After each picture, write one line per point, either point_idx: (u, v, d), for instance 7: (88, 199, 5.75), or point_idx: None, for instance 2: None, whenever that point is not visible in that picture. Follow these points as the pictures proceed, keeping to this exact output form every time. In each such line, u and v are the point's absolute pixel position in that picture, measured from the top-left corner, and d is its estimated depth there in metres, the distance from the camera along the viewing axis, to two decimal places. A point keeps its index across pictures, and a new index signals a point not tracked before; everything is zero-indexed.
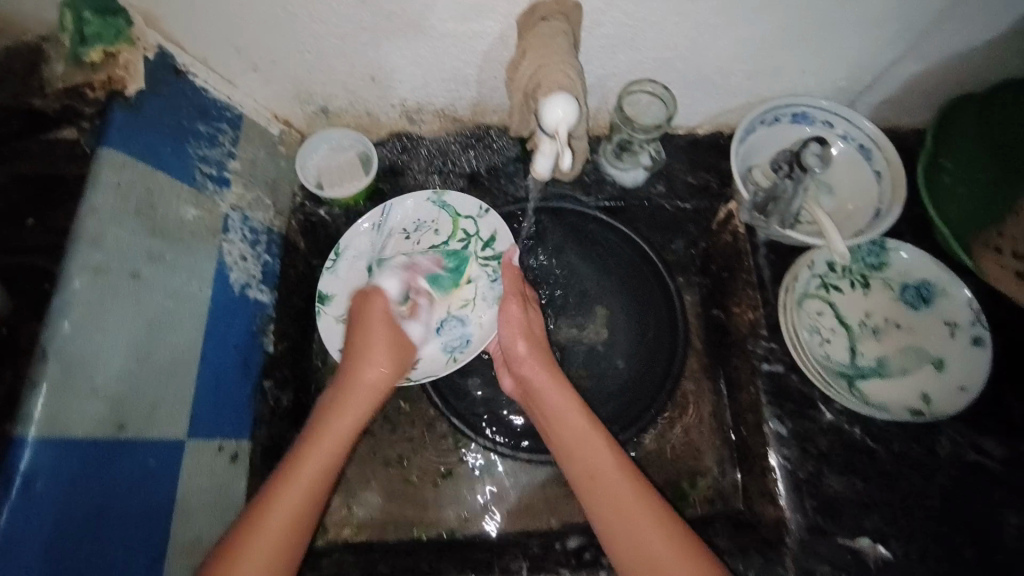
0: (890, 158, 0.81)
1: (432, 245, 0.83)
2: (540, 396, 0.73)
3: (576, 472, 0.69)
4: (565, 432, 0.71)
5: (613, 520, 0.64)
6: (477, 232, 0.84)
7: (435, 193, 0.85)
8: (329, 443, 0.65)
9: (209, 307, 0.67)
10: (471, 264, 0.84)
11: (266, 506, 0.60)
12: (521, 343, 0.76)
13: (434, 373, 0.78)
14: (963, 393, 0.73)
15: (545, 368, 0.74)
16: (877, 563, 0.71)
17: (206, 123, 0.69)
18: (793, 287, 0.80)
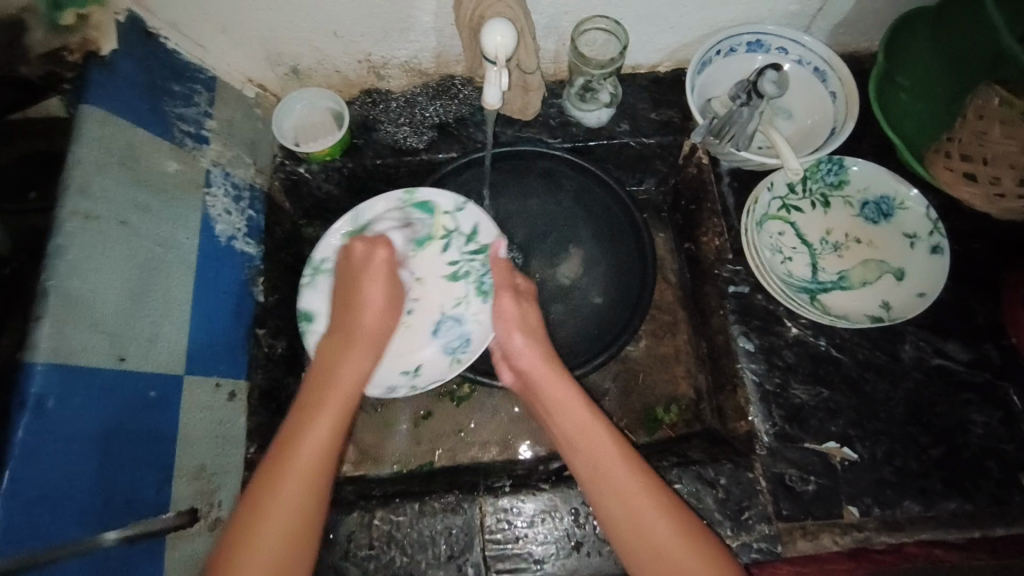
0: (843, 78, 0.84)
1: (415, 249, 0.86)
2: (542, 389, 0.73)
3: (579, 461, 0.68)
4: (566, 423, 0.70)
5: (612, 506, 0.65)
6: (457, 227, 0.86)
7: (403, 193, 0.85)
8: (324, 417, 0.65)
9: (197, 255, 0.73)
10: (458, 261, 0.86)
11: (265, 487, 0.60)
12: (518, 337, 0.75)
13: (440, 378, 0.82)
14: (921, 297, 0.77)
15: (542, 360, 0.74)
16: (842, 464, 0.74)
17: (181, 83, 0.74)
18: (752, 210, 0.82)
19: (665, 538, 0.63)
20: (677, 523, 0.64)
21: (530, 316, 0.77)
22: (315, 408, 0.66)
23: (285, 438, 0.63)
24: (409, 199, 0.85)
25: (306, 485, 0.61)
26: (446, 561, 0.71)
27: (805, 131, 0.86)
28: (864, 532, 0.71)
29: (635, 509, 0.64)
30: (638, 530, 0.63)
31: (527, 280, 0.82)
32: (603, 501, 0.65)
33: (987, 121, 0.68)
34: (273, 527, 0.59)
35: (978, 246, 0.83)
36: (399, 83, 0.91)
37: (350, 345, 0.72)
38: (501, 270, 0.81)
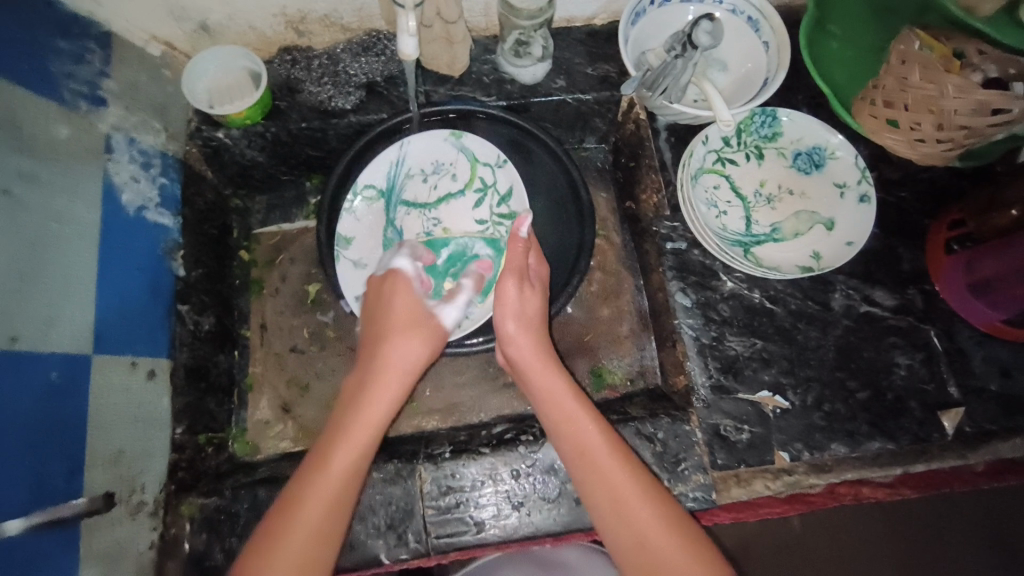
0: (776, 27, 0.83)
1: (449, 194, 0.87)
2: (529, 373, 0.73)
3: (564, 447, 0.68)
4: (552, 410, 0.70)
5: (600, 493, 0.64)
6: (494, 184, 0.87)
7: (451, 133, 0.86)
8: (350, 440, 0.63)
9: (100, 227, 0.68)
10: (485, 219, 0.86)
11: (273, 537, 0.58)
12: (510, 324, 0.73)
13: (439, 338, 0.80)
14: (849, 246, 0.78)
15: (535, 348, 0.74)
16: (774, 412, 0.76)
17: (70, 40, 0.68)
18: (687, 163, 0.81)
19: (630, 496, 0.64)
20: (637, 479, 0.65)
21: (529, 291, 0.75)
22: (342, 435, 0.64)
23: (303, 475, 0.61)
24: (456, 141, 0.86)
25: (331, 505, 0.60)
26: (385, 530, 0.70)
27: (740, 83, 0.86)
28: (795, 476, 0.74)
29: (613, 484, 0.64)
30: (609, 490, 0.64)
31: (539, 262, 0.79)
32: (587, 485, 0.65)
33: (908, 66, 0.70)
34: (293, 540, 0.57)
35: (906, 195, 0.84)
36: (321, 40, 0.85)
37: (375, 386, 0.68)
38: (516, 251, 0.75)
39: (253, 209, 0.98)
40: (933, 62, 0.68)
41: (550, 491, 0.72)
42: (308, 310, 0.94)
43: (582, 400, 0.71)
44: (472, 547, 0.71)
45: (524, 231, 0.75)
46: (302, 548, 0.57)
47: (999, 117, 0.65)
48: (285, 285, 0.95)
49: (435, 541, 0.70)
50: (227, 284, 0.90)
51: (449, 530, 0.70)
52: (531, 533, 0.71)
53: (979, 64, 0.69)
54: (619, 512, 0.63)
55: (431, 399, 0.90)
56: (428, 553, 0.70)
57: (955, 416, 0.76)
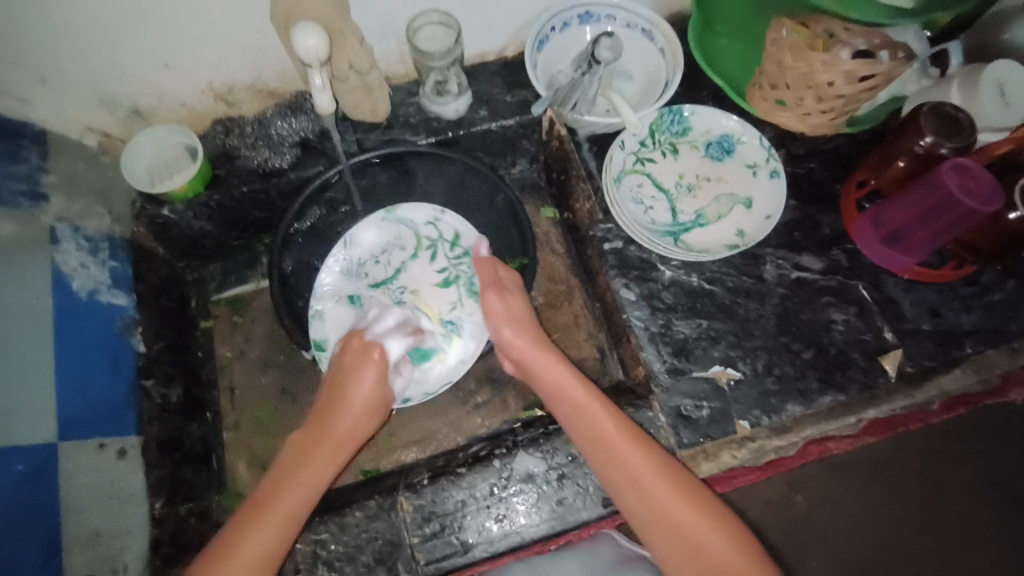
0: (667, 34, 0.90)
1: (403, 264, 0.89)
2: (532, 369, 0.74)
3: (578, 431, 0.68)
4: (561, 400, 0.71)
5: (618, 470, 0.65)
6: (440, 236, 0.90)
7: (385, 211, 0.89)
8: (268, 527, 0.62)
9: (54, 314, 0.70)
10: (446, 267, 0.89)
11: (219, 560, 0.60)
12: (507, 330, 0.76)
13: (449, 377, 0.83)
14: (767, 220, 0.84)
15: (534, 346, 0.75)
16: (729, 384, 0.80)
17: (5, 142, 0.71)
18: (609, 168, 0.87)
19: (649, 476, 0.64)
20: (657, 462, 0.65)
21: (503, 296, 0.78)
22: (262, 517, 0.63)
23: (222, 549, 0.61)
24: (391, 217, 0.90)
25: (283, 531, 0.63)
26: (374, 566, 0.71)
27: (646, 89, 0.93)
28: (757, 441, 0.78)
29: (629, 465, 0.65)
30: (625, 472, 0.65)
31: (510, 272, 0.82)
32: (605, 471, 0.66)
33: (781, 51, 0.77)
34: None
35: (814, 165, 0.90)
36: (250, 107, 0.90)
37: (314, 455, 0.68)
38: (484, 268, 0.80)
39: (208, 277, 1.00)
40: (799, 44, 0.75)
41: (530, 499, 0.74)
42: (275, 366, 0.96)
43: (588, 386, 0.71)
44: (464, 568, 0.72)
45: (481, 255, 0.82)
46: None
47: (867, 83, 0.74)
48: (249, 345, 0.97)
49: (425, 568, 0.71)
50: (191, 353, 0.91)
51: (437, 555, 0.72)
52: (519, 542, 0.72)
53: (846, 39, 0.74)
54: (639, 492, 0.64)
55: (411, 431, 0.92)
56: None
57: (894, 359, 0.81)
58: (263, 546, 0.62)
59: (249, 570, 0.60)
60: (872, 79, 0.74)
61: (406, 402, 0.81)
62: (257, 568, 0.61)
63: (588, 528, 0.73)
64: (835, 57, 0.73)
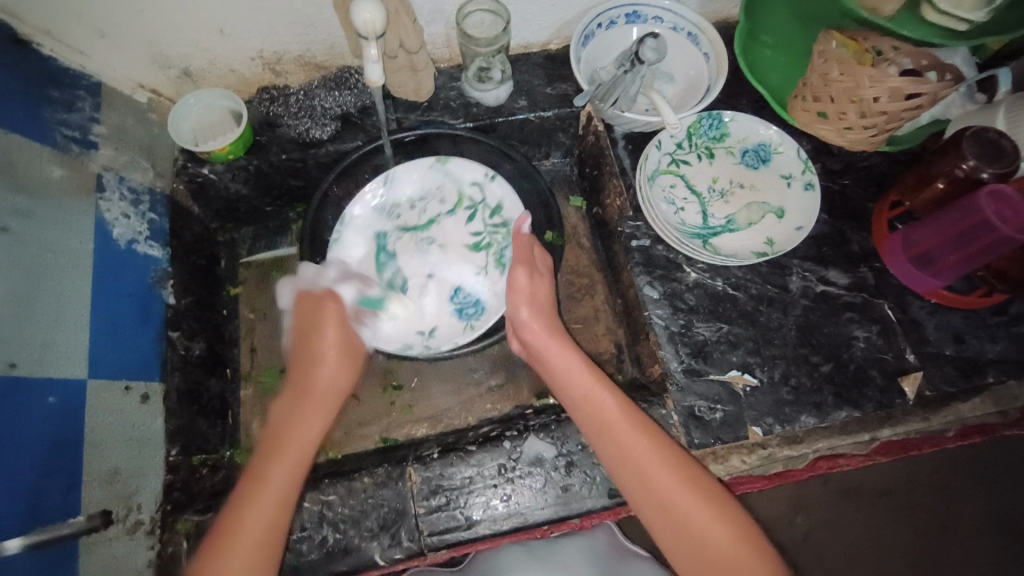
0: (712, 40, 0.90)
1: (438, 216, 0.93)
2: (543, 356, 0.74)
3: (587, 421, 0.69)
4: (570, 388, 0.71)
5: (625, 459, 0.66)
6: (484, 199, 0.94)
7: (436, 159, 0.93)
8: (285, 459, 0.67)
9: (94, 258, 0.72)
10: (481, 231, 0.93)
11: (240, 510, 0.63)
12: (525, 311, 0.74)
13: (453, 341, 0.86)
14: (798, 231, 0.84)
15: (547, 332, 0.74)
16: (744, 390, 0.80)
17: (62, 89, 0.74)
18: (643, 166, 0.87)
19: (656, 468, 0.65)
20: (663, 453, 0.66)
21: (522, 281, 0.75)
22: (274, 458, 0.67)
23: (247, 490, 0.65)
24: (440, 166, 0.93)
25: (296, 466, 0.67)
26: (379, 532, 0.72)
27: (687, 92, 0.93)
28: (768, 449, 0.78)
29: (634, 447, 0.66)
30: (631, 461, 0.65)
31: (543, 254, 0.82)
32: (613, 460, 0.66)
33: (828, 64, 0.78)
34: (235, 553, 0.61)
35: (849, 182, 0.90)
36: (297, 78, 0.91)
37: (306, 404, 0.73)
38: (521, 244, 0.79)
39: (240, 240, 1.02)
40: (847, 57, 0.75)
41: (537, 482, 0.74)
42: None
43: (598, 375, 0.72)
44: (467, 543, 0.73)
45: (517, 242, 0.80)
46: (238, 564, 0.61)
47: (913, 102, 0.74)
48: (273, 310, 0.99)
49: (428, 539, 0.72)
50: (217, 312, 0.93)
51: (441, 527, 0.73)
52: (522, 523, 0.73)
53: (895, 58, 0.74)
54: (642, 474, 0.65)
55: (422, 407, 0.93)
56: (422, 552, 0.72)
57: (914, 380, 0.81)
58: (281, 475, 0.66)
59: (256, 542, 0.62)
60: (917, 98, 0.74)
61: (406, 347, 0.86)
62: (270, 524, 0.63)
63: (591, 518, 0.74)
64: (882, 73, 0.73)
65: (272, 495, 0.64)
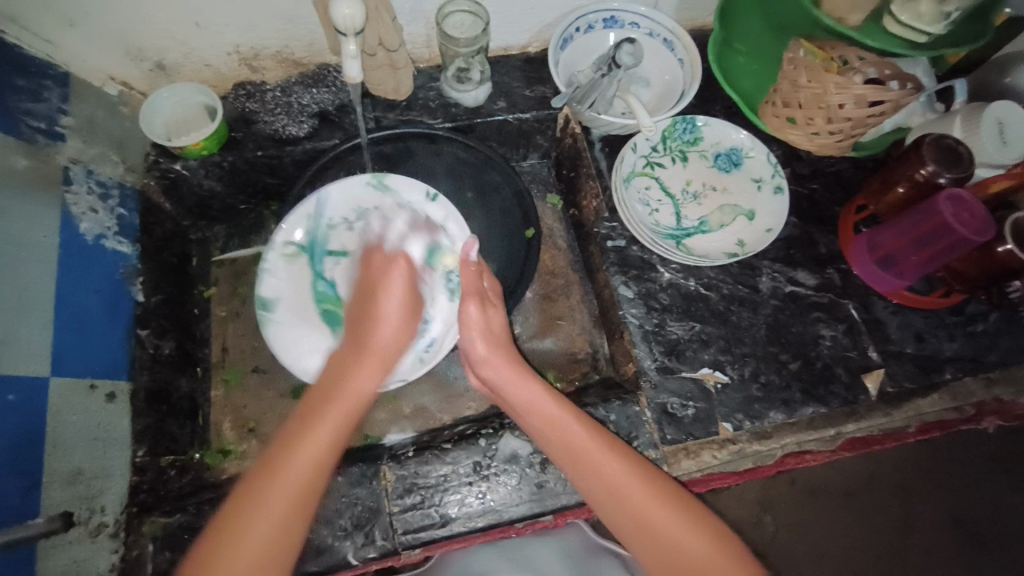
0: (687, 46, 0.93)
1: (377, 236, 0.85)
2: (504, 385, 0.73)
3: (555, 448, 0.69)
4: (529, 418, 0.71)
5: (598, 480, 0.66)
6: (425, 217, 0.85)
7: (372, 177, 0.86)
8: (331, 414, 0.64)
9: (60, 252, 0.70)
10: (424, 254, 0.85)
11: (279, 461, 0.60)
12: (479, 344, 0.75)
13: (407, 377, 0.80)
14: (768, 233, 0.87)
15: (503, 361, 0.74)
16: (715, 387, 0.82)
17: (28, 78, 0.72)
18: (618, 168, 0.89)
19: (630, 485, 0.65)
20: (637, 471, 0.66)
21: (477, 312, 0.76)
22: (318, 409, 0.65)
23: (269, 461, 0.61)
24: (378, 183, 0.86)
25: (346, 418, 0.65)
26: (352, 531, 0.71)
27: (662, 96, 0.96)
28: (738, 444, 0.80)
29: (608, 475, 0.66)
30: (604, 481, 0.66)
31: (495, 283, 0.80)
32: (587, 483, 0.67)
33: (797, 71, 0.81)
34: (276, 500, 0.58)
35: (816, 186, 0.93)
36: (274, 74, 0.91)
37: (360, 361, 0.69)
38: (467, 273, 0.76)
39: (213, 238, 1.01)
40: (816, 65, 0.78)
41: (512, 479, 0.75)
42: None
43: (561, 401, 0.71)
44: (441, 541, 0.73)
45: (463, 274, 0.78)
46: (280, 509, 0.58)
47: (876, 108, 0.78)
48: (246, 308, 0.97)
49: (402, 537, 0.72)
50: (188, 310, 0.91)
51: (415, 526, 0.72)
52: (497, 520, 0.73)
53: (861, 67, 0.77)
54: (615, 499, 0.65)
55: (398, 406, 0.92)
56: (396, 550, 0.72)
57: (877, 378, 0.84)
58: (329, 430, 0.63)
59: (260, 552, 0.56)
60: (881, 105, 0.78)
61: None
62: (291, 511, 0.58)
63: (566, 514, 0.74)
64: (848, 80, 0.76)
65: (316, 447, 0.62)
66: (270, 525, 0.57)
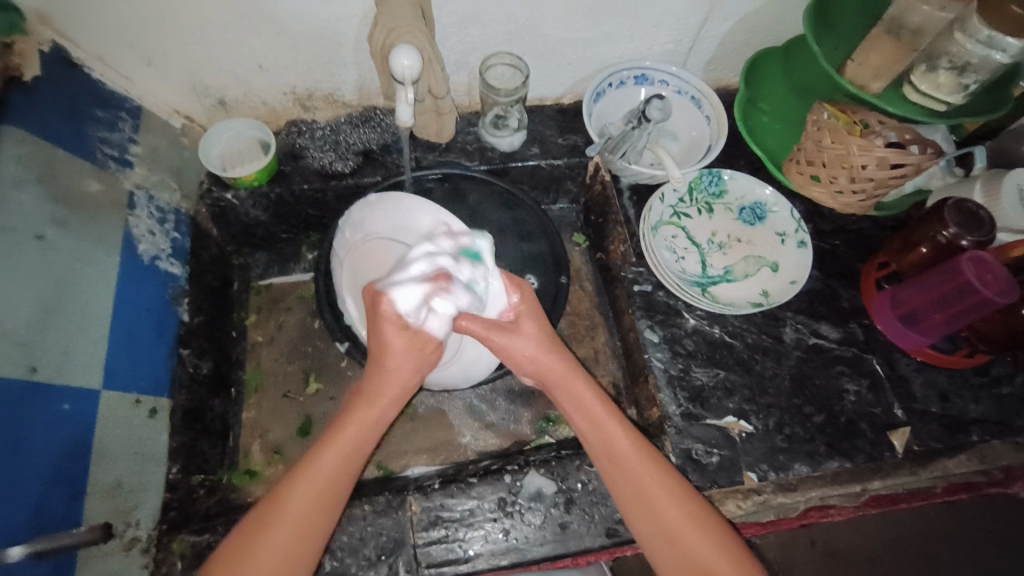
0: (714, 104, 0.98)
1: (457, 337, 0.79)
2: (580, 402, 0.70)
3: (617, 480, 0.66)
4: (600, 441, 0.68)
5: (644, 513, 0.65)
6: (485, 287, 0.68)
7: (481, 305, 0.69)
8: (336, 446, 0.62)
9: (118, 271, 0.74)
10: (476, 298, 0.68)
11: (286, 490, 0.60)
12: (542, 352, 0.70)
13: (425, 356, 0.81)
14: (792, 284, 0.89)
15: (559, 364, 0.70)
16: (740, 435, 0.82)
17: (106, 110, 0.78)
18: (647, 217, 0.92)
19: (679, 521, 0.63)
20: (693, 513, 0.64)
21: (515, 336, 0.70)
22: (329, 440, 0.63)
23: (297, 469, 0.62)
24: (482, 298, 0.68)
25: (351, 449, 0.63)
26: (376, 561, 0.72)
27: (689, 150, 1.00)
28: (762, 495, 0.80)
29: (659, 504, 0.64)
30: (652, 510, 0.64)
31: (543, 324, 0.73)
32: (642, 520, 0.65)
33: (821, 132, 0.84)
34: (282, 532, 0.58)
35: (839, 243, 0.95)
36: (324, 114, 0.97)
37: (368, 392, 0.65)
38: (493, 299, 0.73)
39: (253, 263, 1.05)
40: (839, 128, 0.82)
41: (536, 517, 0.75)
42: (302, 356, 0.99)
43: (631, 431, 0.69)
44: None
45: (515, 298, 0.72)
46: (293, 532, 0.59)
47: (898, 171, 0.80)
48: (280, 333, 1.00)
49: (425, 571, 0.72)
50: (225, 332, 0.94)
51: (438, 561, 0.72)
52: (520, 560, 0.73)
53: (880, 130, 0.80)
54: (659, 525, 0.64)
55: (422, 438, 0.93)
56: None
57: (903, 435, 0.84)
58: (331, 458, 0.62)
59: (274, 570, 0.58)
60: (903, 167, 0.80)
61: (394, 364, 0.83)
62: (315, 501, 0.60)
63: (587, 557, 0.74)
64: (870, 143, 0.79)
65: (325, 473, 0.61)
66: (274, 555, 0.58)
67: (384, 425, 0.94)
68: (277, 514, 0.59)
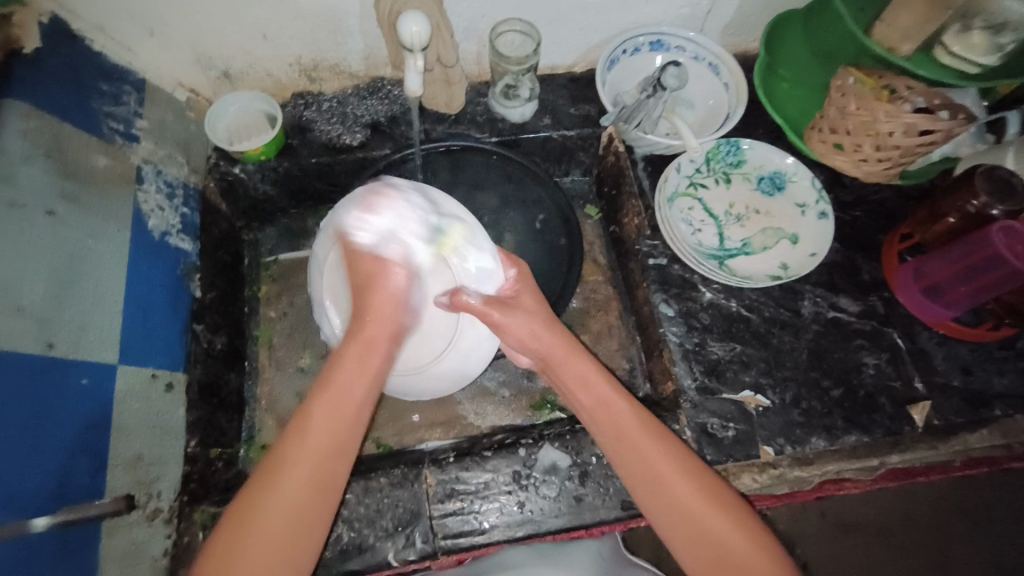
0: (733, 70, 0.94)
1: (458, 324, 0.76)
2: (582, 384, 0.69)
3: (623, 458, 0.66)
4: (604, 420, 0.67)
5: (657, 488, 0.64)
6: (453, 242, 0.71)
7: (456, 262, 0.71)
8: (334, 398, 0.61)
9: (130, 246, 0.74)
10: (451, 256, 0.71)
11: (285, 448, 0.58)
12: (546, 334, 0.69)
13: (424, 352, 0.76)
14: (812, 257, 0.87)
15: (563, 344, 0.69)
16: (757, 409, 0.81)
17: (110, 82, 0.77)
18: (663, 188, 0.90)
19: (687, 493, 0.63)
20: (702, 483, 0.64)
21: (524, 313, 0.69)
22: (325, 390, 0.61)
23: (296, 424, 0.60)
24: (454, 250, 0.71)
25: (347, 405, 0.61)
26: (394, 532, 0.72)
27: (706, 120, 0.97)
28: (779, 469, 0.79)
29: (666, 479, 0.64)
30: (661, 485, 0.64)
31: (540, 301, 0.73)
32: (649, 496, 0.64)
33: (846, 98, 0.81)
34: (286, 492, 0.57)
35: (860, 214, 0.92)
36: (331, 85, 0.94)
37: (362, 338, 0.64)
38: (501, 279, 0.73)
39: (262, 240, 1.04)
40: (865, 94, 0.79)
41: (551, 490, 0.75)
42: (314, 332, 0.99)
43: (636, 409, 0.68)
44: (479, 548, 0.73)
45: (514, 275, 0.74)
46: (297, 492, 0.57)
47: (927, 138, 0.78)
48: (291, 309, 1.00)
49: (442, 542, 0.73)
50: (237, 309, 0.94)
51: (455, 531, 0.73)
52: (536, 531, 0.73)
53: (908, 96, 0.77)
54: (670, 501, 0.63)
55: (435, 413, 0.94)
56: (435, 554, 0.72)
57: (924, 409, 0.82)
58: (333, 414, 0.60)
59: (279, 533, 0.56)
60: (931, 135, 0.78)
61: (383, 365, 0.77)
62: (320, 464, 0.58)
63: (602, 528, 0.74)
64: (898, 108, 0.76)
65: (325, 428, 0.59)
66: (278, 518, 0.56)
67: (396, 401, 0.94)
68: (280, 470, 0.57)
